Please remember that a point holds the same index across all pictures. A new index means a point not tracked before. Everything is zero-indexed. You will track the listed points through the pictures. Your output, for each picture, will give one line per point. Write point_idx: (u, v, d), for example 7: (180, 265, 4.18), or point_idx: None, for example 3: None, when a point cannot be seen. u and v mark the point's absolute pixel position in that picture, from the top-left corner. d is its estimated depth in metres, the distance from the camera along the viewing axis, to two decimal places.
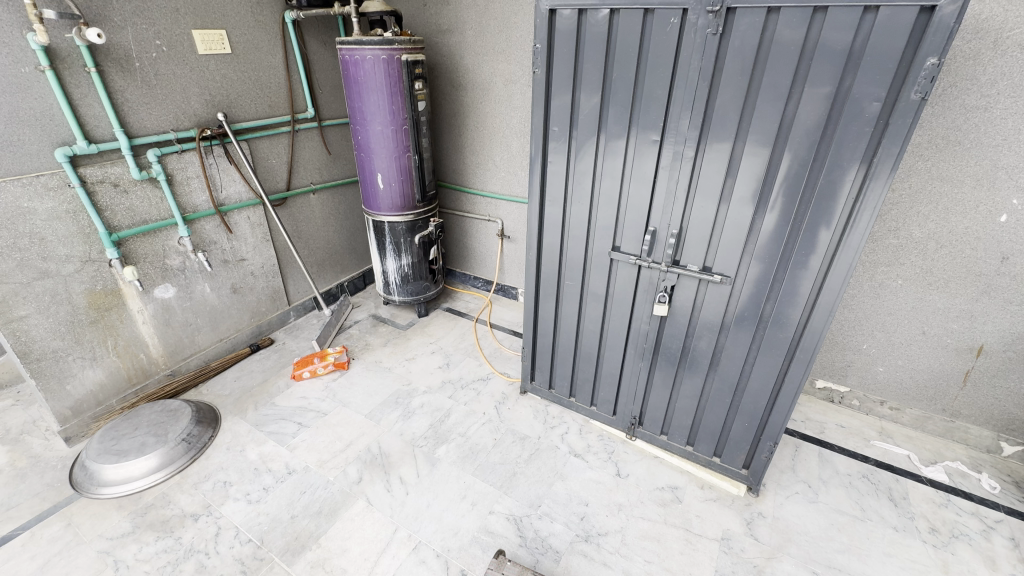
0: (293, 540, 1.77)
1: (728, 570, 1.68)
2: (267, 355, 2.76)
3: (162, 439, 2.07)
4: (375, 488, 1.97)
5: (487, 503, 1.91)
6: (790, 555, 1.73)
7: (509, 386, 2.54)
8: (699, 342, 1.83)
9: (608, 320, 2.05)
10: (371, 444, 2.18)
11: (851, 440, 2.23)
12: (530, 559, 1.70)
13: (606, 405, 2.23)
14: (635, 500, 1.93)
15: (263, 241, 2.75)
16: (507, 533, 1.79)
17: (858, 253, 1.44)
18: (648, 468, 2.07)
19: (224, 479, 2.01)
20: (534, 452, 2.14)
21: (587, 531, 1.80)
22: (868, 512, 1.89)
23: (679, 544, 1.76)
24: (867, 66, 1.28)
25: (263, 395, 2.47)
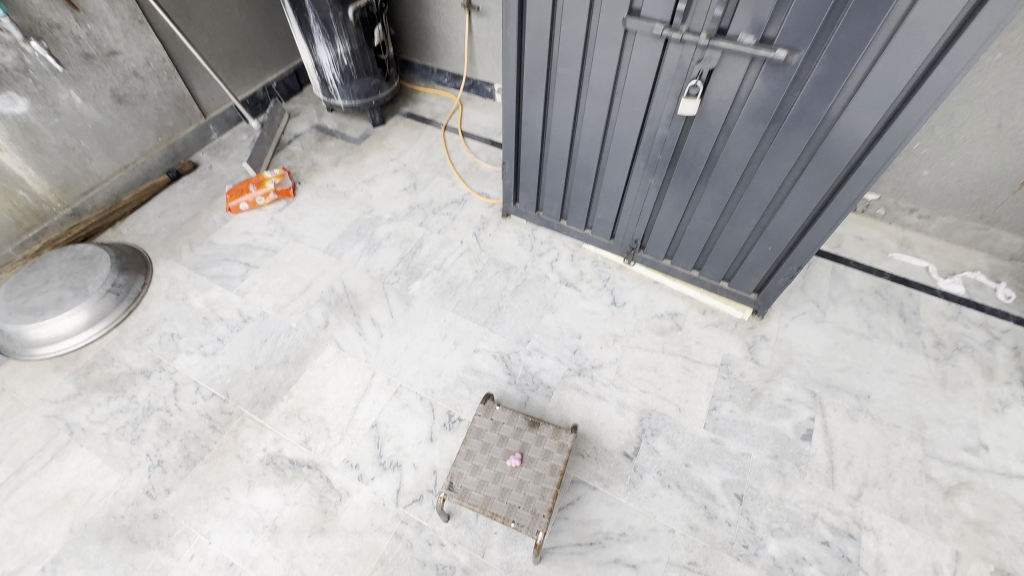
0: (261, 392, 1.61)
1: (725, 395, 1.61)
2: (192, 183, 2.26)
3: (82, 293, 1.75)
4: (344, 332, 1.76)
5: (471, 341, 1.74)
6: (790, 377, 1.66)
7: (488, 209, 2.17)
8: (733, 152, 1.42)
9: (614, 123, 1.57)
10: (334, 283, 1.90)
11: (869, 253, 2.02)
12: (520, 397, 1.61)
13: (603, 227, 1.91)
14: (631, 330, 1.77)
15: (135, 24, 1.96)
16: (494, 371, 1.66)
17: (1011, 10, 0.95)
18: (646, 295, 1.87)
19: (171, 331, 1.77)
20: (521, 283, 1.90)
21: (580, 365, 1.68)
22: (875, 329, 1.78)
23: (676, 373, 1.66)
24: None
25: (197, 232, 2.07)
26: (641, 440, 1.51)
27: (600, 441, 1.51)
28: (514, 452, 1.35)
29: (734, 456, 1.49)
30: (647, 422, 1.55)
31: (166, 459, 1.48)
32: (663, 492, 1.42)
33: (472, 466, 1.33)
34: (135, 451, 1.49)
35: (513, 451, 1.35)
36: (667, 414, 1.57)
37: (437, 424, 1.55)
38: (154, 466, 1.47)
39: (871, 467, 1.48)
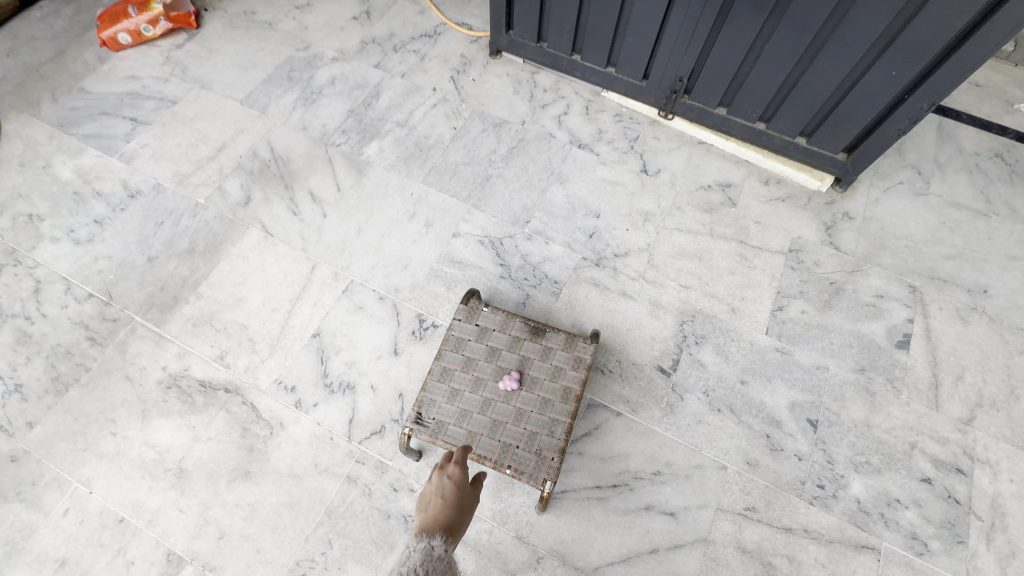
0: (158, 293, 1.16)
1: (794, 292, 1.19)
2: (53, 10, 1.60)
3: None
4: (272, 211, 1.27)
5: (449, 223, 1.26)
6: (881, 267, 1.23)
7: (470, 45, 1.56)
8: None
9: None
10: (257, 145, 1.36)
11: (988, 104, 1.49)
12: (516, 296, 1.17)
13: (632, 63, 1.33)
14: (668, 207, 1.29)
15: None
16: (481, 262, 1.21)
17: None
18: (688, 160, 1.37)
19: (29, 211, 1.27)
20: (517, 145, 1.38)
21: (599, 253, 1.23)
22: (994, 203, 1.32)
23: (729, 263, 1.22)
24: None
25: (62, 77, 1.48)
26: (682, 351, 1.11)
27: (625, 353, 1.11)
28: (511, 369, 0.94)
29: (805, 370, 1.10)
30: (690, 327, 1.14)
31: (27, 383, 1.07)
32: (711, 419, 1.05)
33: (450, 392, 0.92)
34: None
35: (509, 367, 0.94)
36: (717, 317, 1.15)
37: (404, 333, 1.12)
38: (10, 393, 1.06)
39: (987, 382, 1.10)
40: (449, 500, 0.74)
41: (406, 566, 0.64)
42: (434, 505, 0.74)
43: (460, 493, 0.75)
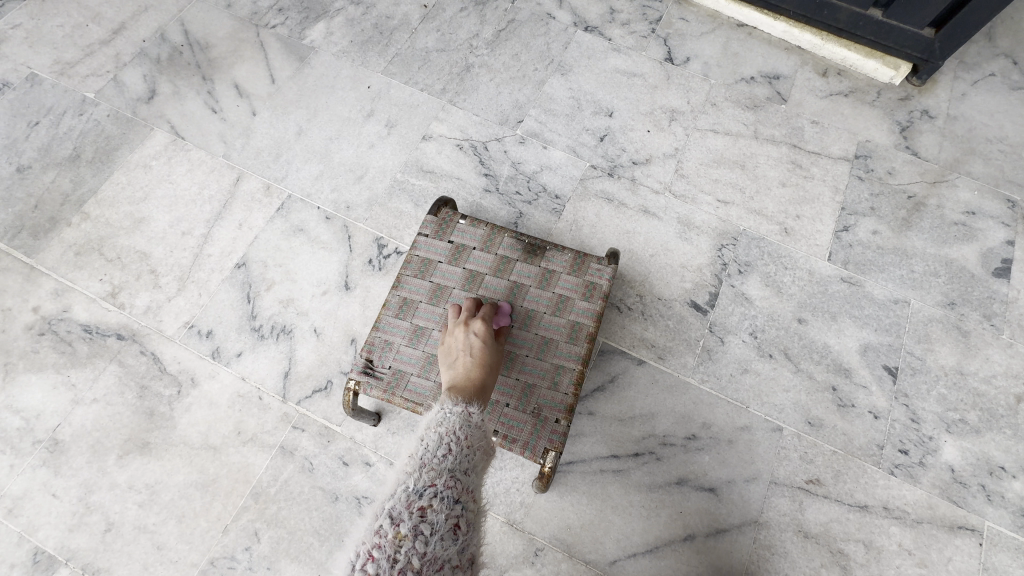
0: (31, 213, 0.87)
1: (863, 208, 0.92)
2: None
3: None
4: (184, 108, 0.97)
5: (418, 122, 0.97)
6: (971, 178, 0.96)
7: None
8: None
9: None
10: (166, 27, 1.04)
11: None
12: (505, 215, 0.90)
13: None
14: (700, 103, 1.01)
15: None
16: (460, 171, 0.93)
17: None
18: (724, 46, 1.07)
19: None
20: (505, 27, 1.07)
21: (612, 161, 0.95)
22: None
23: (780, 173, 0.95)
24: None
25: None
26: (722, 282, 0.86)
27: (648, 285, 0.85)
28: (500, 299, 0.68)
29: (880, 305, 0.85)
30: (731, 252, 0.88)
31: None
32: (761, 368, 0.80)
33: (413, 332, 0.66)
34: None
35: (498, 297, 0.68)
36: (766, 240, 0.89)
37: (358, 262, 0.85)
38: None
39: None
40: (479, 358, 0.60)
41: (440, 427, 0.52)
42: (461, 361, 0.60)
43: (491, 351, 0.62)
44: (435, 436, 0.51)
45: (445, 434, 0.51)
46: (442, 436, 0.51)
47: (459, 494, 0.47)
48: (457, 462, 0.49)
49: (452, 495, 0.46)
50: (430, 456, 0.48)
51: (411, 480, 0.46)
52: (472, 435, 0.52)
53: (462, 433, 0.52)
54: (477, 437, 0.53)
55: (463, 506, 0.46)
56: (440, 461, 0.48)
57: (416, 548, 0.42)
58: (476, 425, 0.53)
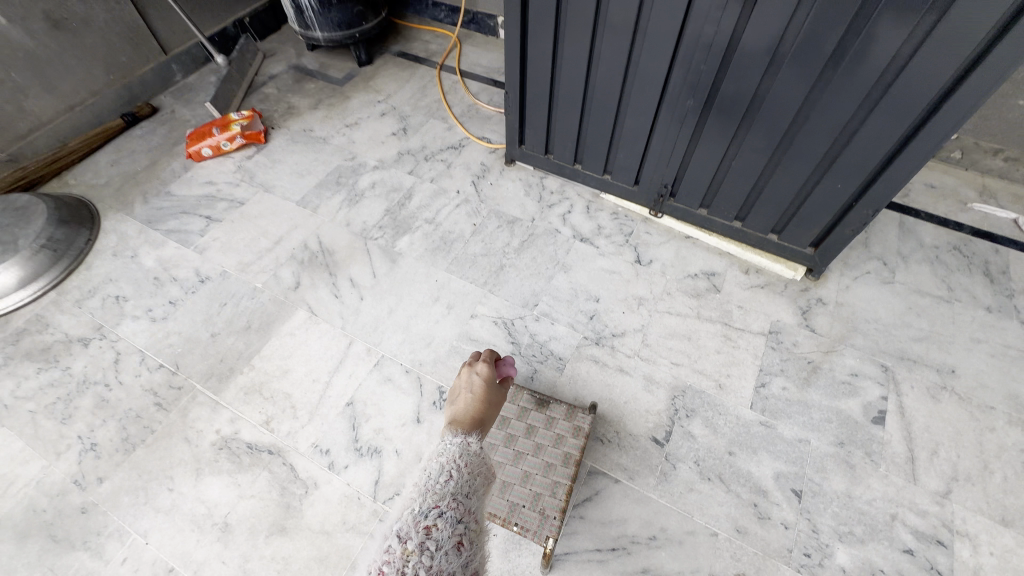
0: (217, 364, 1.35)
1: (775, 369, 1.32)
2: (151, 130, 1.97)
3: (9, 249, 1.49)
4: (317, 294, 1.49)
5: (468, 305, 1.46)
6: (855, 348, 1.36)
7: (490, 156, 1.86)
8: (802, 58, 1.08)
9: (644, 31, 1.23)
10: (308, 239, 1.62)
11: (944, 203, 1.69)
12: (526, 371, 1.33)
13: (626, 171, 1.58)
14: (659, 292, 1.48)
15: None
16: (495, 340, 1.38)
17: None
18: (676, 251, 1.57)
19: (117, 293, 1.51)
20: (527, 239, 1.61)
21: (599, 333, 1.40)
22: (956, 291, 1.47)
23: (716, 343, 1.37)
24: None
25: (153, 182, 1.80)
26: (674, 422, 1.24)
27: (622, 424, 1.24)
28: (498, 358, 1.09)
29: (789, 443, 1.21)
30: (681, 401, 1.27)
31: (101, 442, 1.23)
32: (702, 487, 1.15)
33: None
34: (65, 433, 1.25)
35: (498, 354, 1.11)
36: (705, 392, 1.29)
37: (426, 402, 1.28)
38: (86, 451, 1.22)
39: (961, 457, 1.19)
40: (479, 395, 0.97)
41: (444, 464, 0.78)
42: (467, 395, 0.97)
43: (489, 392, 0.98)
44: (439, 469, 0.77)
45: (446, 469, 0.77)
46: (444, 470, 0.77)
47: (455, 515, 0.71)
48: (455, 492, 0.73)
49: (452, 515, 0.70)
50: (435, 486, 0.73)
51: (422, 504, 0.70)
52: (466, 471, 0.78)
53: (459, 468, 0.78)
54: (472, 471, 0.79)
55: (461, 526, 0.70)
56: (442, 489, 0.73)
57: (423, 558, 0.65)
58: (468, 464, 0.79)
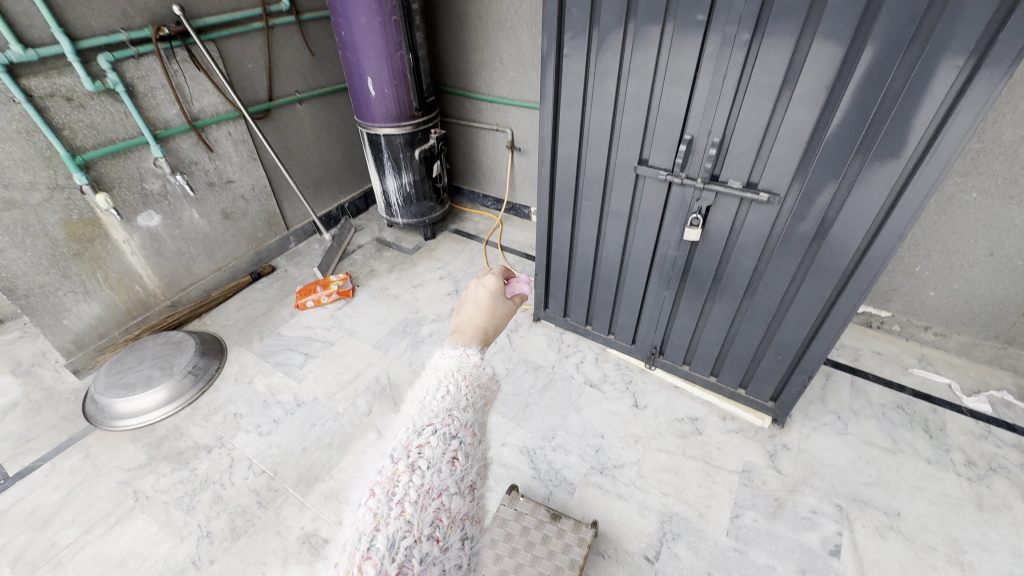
0: (306, 473, 1.76)
1: (747, 503, 1.63)
2: (269, 284, 2.65)
3: (167, 373, 2.03)
4: (384, 419, 1.93)
5: (500, 434, 1.86)
6: (814, 488, 1.66)
7: (521, 314, 2.42)
8: (734, 273, 1.61)
9: (630, 246, 1.82)
10: (380, 374, 2.11)
11: (888, 367, 2.08)
12: (544, 492, 1.67)
13: (625, 334, 2.08)
14: (652, 432, 1.86)
15: (250, 161, 2.52)
16: (520, 465, 1.75)
17: (941, 178, 1.15)
18: (666, 398, 1.98)
19: (235, 411, 1.99)
20: (547, 382, 2.06)
21: (602, 464, 1.75)
22: (900, 443, 1.79)
23: (697, 477, 1.71)
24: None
25: (268, 324, 2.40)
26: (663, 543, 1.53)
27: (620, 542, 1.54)
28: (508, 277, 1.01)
29: (758, 567, 1.47)
30: (668, 526, 1.57)
31: (214, 530, 1.60)
32: None
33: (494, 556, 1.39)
34: (188, 521, 1.63)
35: (508, 276, 1.04)
36: (689, 519, 1.59)
37: None
38: (203, 537, 1.58)
39: None
40: (486, 306, 0.89)
41: (440, 377, 0.63)
42: (475, 306, 0.90)
43: (496, 303, 0.89)
44: (438, 382, 0.62)
45: (445, 382, 0.62)
46: (444, 383, 0.62)
47: (454, 430, 0.55)
48: (454, 404, 0.59)
49: (449, 432, 0.55)
50: (431, 399, 0.59)
51: (415, 420, 0.56)
52: (469, 382, 0.63)
53: (462, 380, 0.63)
54: (475, 384, 0.64)
55: (460, 441, 0.55)
56: (439, 404, 0.58)
57: (414, 479, 0.49)
58: (471, 375, 0.64)
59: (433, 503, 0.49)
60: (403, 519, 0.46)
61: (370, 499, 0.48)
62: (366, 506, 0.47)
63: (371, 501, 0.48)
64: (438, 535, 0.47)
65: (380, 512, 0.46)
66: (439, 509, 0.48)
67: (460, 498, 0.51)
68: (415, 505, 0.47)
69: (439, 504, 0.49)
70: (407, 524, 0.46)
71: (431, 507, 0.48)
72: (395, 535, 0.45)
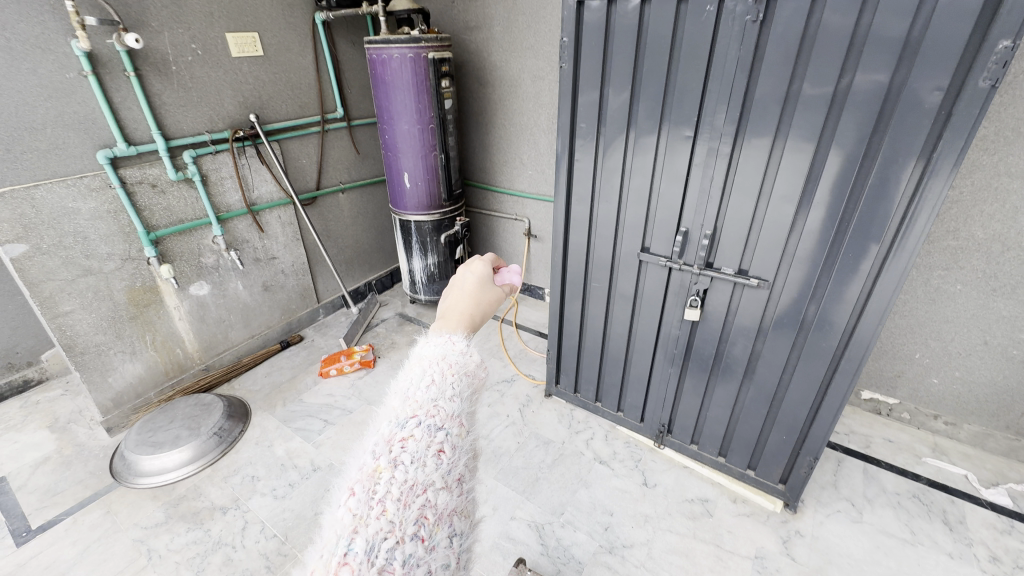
0: None
1: None
2: (296, 353, 2.82)
3: (193, 433, 2.12)
4: None
5: (509, 508, 1.87)
6: None
7: (533, 389, 2.50)
8: (733, 352, 1.72)
9: (636, 325, 1.95)
10: None
11: (901, 456, 2.07)
12: (551, 569, 1.65)
13: (634, 411, 2.14)
14: (662, 512, 1.85)
15: (293, 240, 2.81)
16: (529, 539, 1.75)
17: (908, 268, 1.30)
18: (676, 478, 1.99)
19: (253, 473, 2.05)
20: (557, 457, 2.09)
21: (612, 543, 1.74)
22: (919, 535, 1.75)
23: (709, 561, 1.67)
24: (920, 63, 1.13)
25: (292, 391, 2.52)
26: None
27: None
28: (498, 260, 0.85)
29: None
30: None
31: None
32: None
33: None
34: None
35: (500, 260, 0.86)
36: None
37: None
38: None
39: None
40: (475, 292, 0.70)
41: (425, 363, 0.57)
42: (461, 290, 0.71)
43: (486, 286, 0.72)
44: (422, 371, 0.55)
45: (429, 371, 0.55)
46: (428, 372, 0.55)
47: (441, 421, 0.49)
48: (440, 393, 0.53)
49: (436, 423, 0.50)
50: (416, 388, 0.53)
51: (398, 411, 0.51)
52: (456, 370, 0.56)
53: (448, 369, 0.56)
54: (461, 373, 0.56)
55: (448, 432, 0.49)
56: (425, 392, 0.52)
57: (396, 477, 0.44)
58: (459, 360, 0.57)
59: (417, 500, 0.44)
60: (384, 519, 0.41)
61: (349, 499, 0.44)
62: (346, 506, 0.43)
63: (351, 500, 0.44)
64: (423, 533, 0.42)
65: (359, 512, 0.42)
66: (425, 506, 0.43)
67: (447, 493, 0.45)
68: (398, 503, 0.43)
69: (425, 501, 0.44)
70: (389, 524, 0.41)
71: (416, 504, 0.43)
72: (376, 537, 0.40)
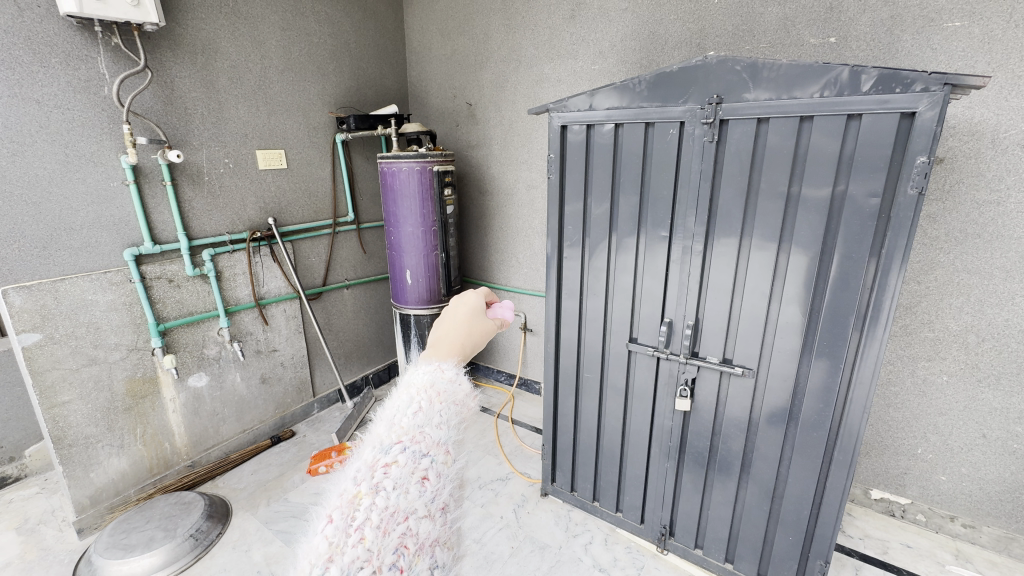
0: None
1: None
2: (286, 449, 2.75)
3: (169, 534, 2.00)
4: None
5: None
6: None
7: (528, 488, 2.41)
8: (729, 444, 1.70)
9: (630, 417, 1.95)
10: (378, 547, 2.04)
11: (922, 563, 1.93)
12: None
13: (633, 512, 2.04)
14: None
15: (296, 333, 2.90)
16: None
17: (881, 358, 1.37)
18: None
19: None
20: (554, 564, 1.95)
21: None
22: None
23: None
24: (857, 177, 1.31)
25: (277, 489, 2.42)
26: None
27: None
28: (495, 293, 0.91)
29: None
30: None
31: None
32: None
33: None
34: None
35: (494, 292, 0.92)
36: None
37: None
38: None
39: None
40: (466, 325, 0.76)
41: (413, 392, 0.64)
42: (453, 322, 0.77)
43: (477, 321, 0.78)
44: (410, 401, 0.62)
45: (417, 400, 0.62)
46: (415, 402, 0.62)
47: (426, 449, 0.55)
48: (426, 422, 0.59)
49: (420, 450, 0.55)
50: (403, 418, 0.59)
51: (383, 438, 0.55)
52: (444, 399, 0.63)
53: (435, 398, 0.63)
54: (448, 402, 0.62)
55: (431, 460, 0.54)
56: (411, 421, 0.59)
57: (377, 502, 0.46)
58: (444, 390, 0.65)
59: (397, 528, 0.46)
60: (361, 546, 0.42)
61: (327, 526, 0.45)
62: (323, 534, 0.44)
63: (329, 529, 0.45)
64: (402, 562, 0.42)
65: (337, 540, 0.43)
66: (404, 534, 0.46)
67: (429, 522, 0.48)
68: (377, 530, 0.45)
69: (405, 530, 0.46)
70: (366, 552, 0.42)
71: (396, 532, 0.45)
72: (352, 565, 0.41)
